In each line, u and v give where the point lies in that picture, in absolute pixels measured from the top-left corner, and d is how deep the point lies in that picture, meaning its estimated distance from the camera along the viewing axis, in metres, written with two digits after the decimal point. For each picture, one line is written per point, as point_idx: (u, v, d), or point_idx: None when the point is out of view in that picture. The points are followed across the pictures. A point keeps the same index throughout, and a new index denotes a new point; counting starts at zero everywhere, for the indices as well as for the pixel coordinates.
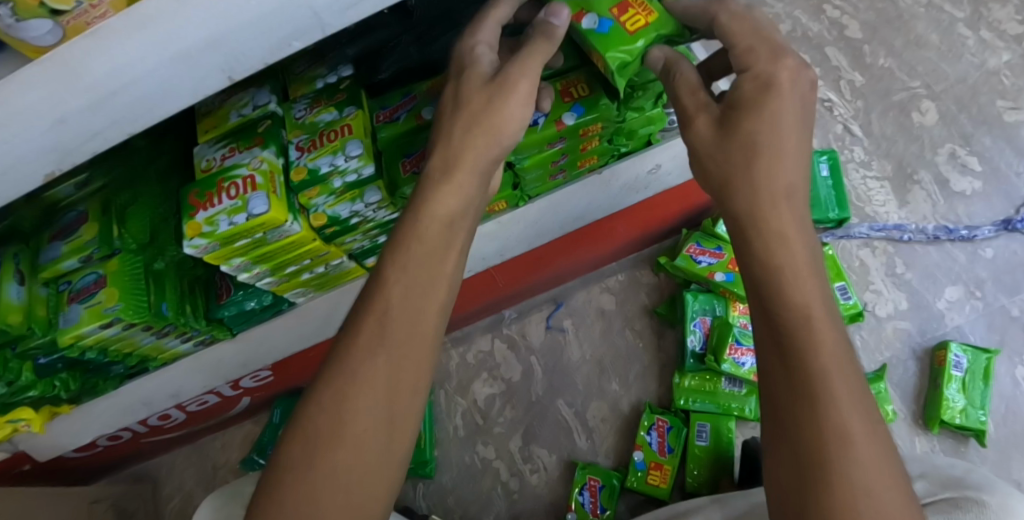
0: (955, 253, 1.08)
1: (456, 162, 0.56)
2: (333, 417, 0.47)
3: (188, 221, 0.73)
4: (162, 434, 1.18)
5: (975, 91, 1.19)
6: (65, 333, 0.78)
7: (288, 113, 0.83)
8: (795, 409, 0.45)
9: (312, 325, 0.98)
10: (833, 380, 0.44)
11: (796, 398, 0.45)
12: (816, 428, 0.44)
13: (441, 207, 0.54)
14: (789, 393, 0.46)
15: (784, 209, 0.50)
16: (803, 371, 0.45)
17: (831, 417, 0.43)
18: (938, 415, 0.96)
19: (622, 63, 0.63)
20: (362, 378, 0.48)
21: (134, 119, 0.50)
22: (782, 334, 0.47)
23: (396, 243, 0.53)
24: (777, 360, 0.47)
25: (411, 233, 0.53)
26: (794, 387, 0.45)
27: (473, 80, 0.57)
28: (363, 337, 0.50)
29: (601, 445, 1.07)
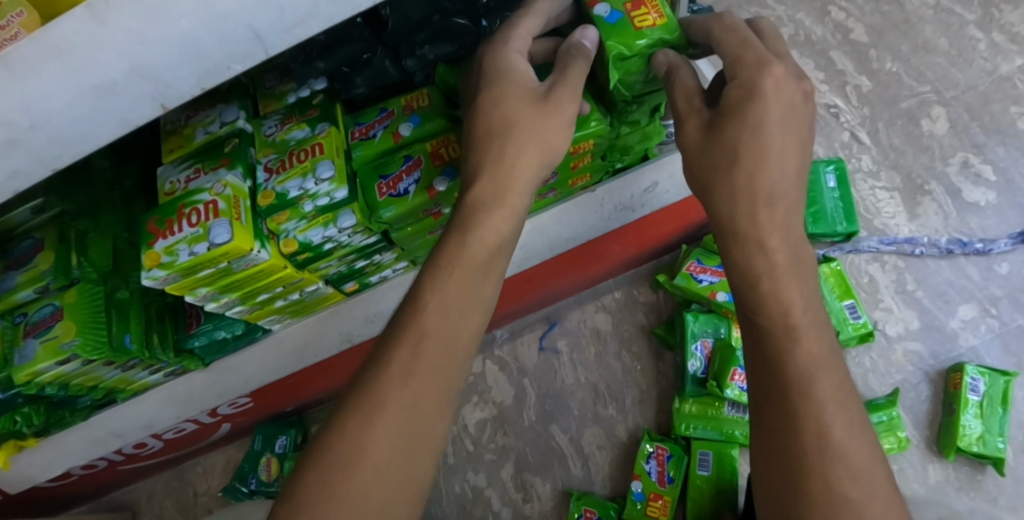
0: (969, 269, 1.03)
1: (506, 186, 0.56)
2: (356, 442, 0.45)
3: (148, 250, 0.68)
4: (139, 462, 1.13)
5: (988, 98, 1.13)
6: (20, 370, 0.73)
7: (258, 129, 0.79)
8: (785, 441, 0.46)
9: (289, 354, 0.93)
10: (823, 429, 0.45)
11: (786, 444, 0.46)
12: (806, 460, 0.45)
13: (490, 233, 0.54)
14: (776, 440, 0.46)
15: (774, 250, 0.50)
16: (794, 403, 0.46)
17: (819, 449, 0.45)
18: (954, 443, 0.90)
19: (619, 55, 0.60)
20: (388, 404, 0.47)
21: (59, 154, 0.45)
22: (777, 379, 0.47)
23: (439, 267, 0.53)
24: (771, 406, 0.47)
25: (455, 257, 0.53)
26: (783, 433, 0.46)
27: (523, 99, 0.57)
28: (395, 364, 0.48)
29: (596, 474, 1.01)
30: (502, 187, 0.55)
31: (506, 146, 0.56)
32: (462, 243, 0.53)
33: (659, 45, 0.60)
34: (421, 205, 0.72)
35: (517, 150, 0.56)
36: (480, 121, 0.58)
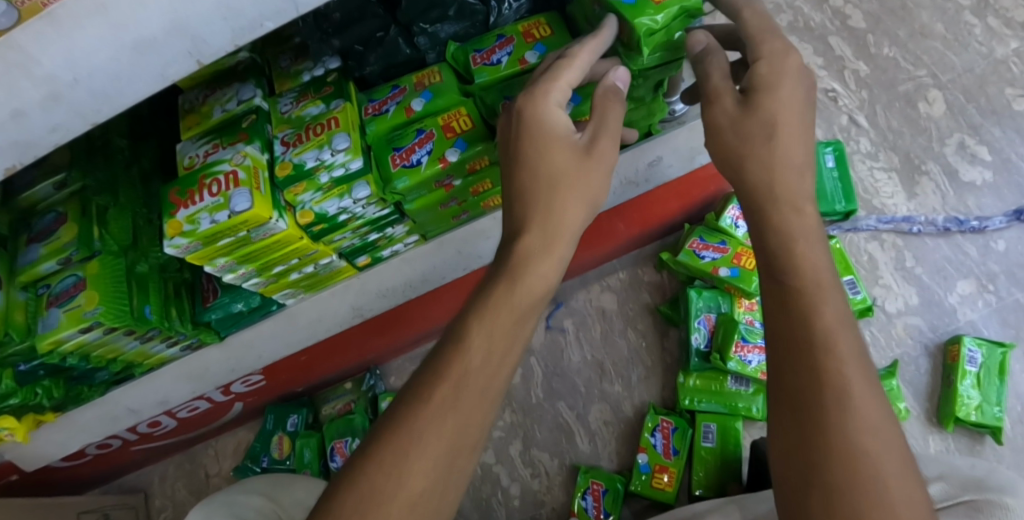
0: (966, 246, 1.05)
1: (556, 233, 0.52)
2: (390, 477, 0.43)
3: (169, 219, 0.70)
4: (152, 443, 1.15)
5: (984, 81, 1.16)
6: (44, 338, 0.75)
7: (274, 107, 0.80)
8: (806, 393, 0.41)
9: (301, 330, 0.95)
10: (839, 391, 0.41)
11: (806, 399, 0.41)
12: (826, 414, 0.40)
13: (540, 279, 0.50)
14: (793, 398, 0.42)
15: (807, 217, 0.48)
16: (815, 353, 0.42)
17: (843, 403, 0.40)
18: (952, 412, 0.93)
19: (648, 31, 0.66)
20: (424, 440, 0.44)
21: (98, 109, 0.47)
22: (797, 334, 0.43)
23: (484, 307, 0.49)
24: (791, 362, 0.43)
25: (501, 300, 0.49)
26: (802, 389, 0.42)
27: (571, 148, 0.54)
28: (433, 398, 0.45)
29: (603, 449, 1.03)
30: (550, 240, 0.51)
31: (551, 197, 0.52)
32: (511, 286, 0.49)
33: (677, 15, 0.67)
34: (434, 175, 0.75)
35: (565, 201, 0.52)
36: (523, 172, 0.54)
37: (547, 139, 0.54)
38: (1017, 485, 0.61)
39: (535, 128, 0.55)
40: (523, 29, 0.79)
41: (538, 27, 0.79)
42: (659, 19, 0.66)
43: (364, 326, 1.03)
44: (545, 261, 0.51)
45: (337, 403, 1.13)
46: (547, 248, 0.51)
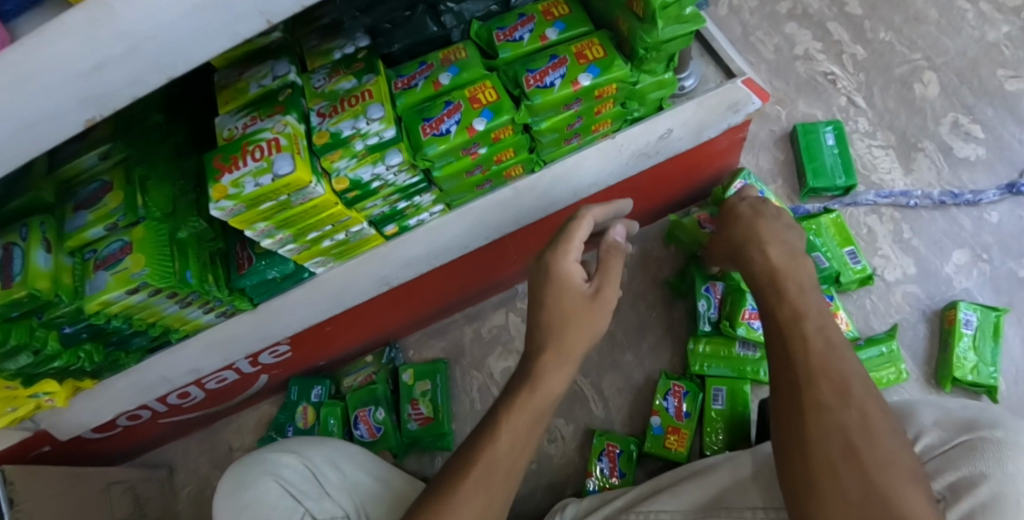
0: (960, 219, 1.10)
1: (563, 348, 0.65)
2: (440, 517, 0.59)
3: (215, 184, 0.75)
4: (181, 415, 1.20)
5: (975, 63, 1.21)
6: (91, 299, 0.79)
7: (307, 83, 0.85)
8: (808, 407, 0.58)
9: (327, 300, 0.99)
10: (833, 389, 0.59)
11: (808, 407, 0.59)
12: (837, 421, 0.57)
13: (555, 383, 0.65)
14: (808, 414, 0.58)
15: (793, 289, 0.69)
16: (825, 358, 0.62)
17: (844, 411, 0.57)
18: (950, 373, 0.97)
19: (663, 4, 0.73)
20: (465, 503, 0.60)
21: (171, 62, 0.52)
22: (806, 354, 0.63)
23: (519, 401, 0.63)
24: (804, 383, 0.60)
25: (529, 397, 0.64)
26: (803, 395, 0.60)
27: (577, 299, 0.65)
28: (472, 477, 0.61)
29: (617, 414, 1.08)
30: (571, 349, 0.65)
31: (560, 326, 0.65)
32: (536, 389, 0.64)
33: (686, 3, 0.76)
34: (462, 143, 0.80)
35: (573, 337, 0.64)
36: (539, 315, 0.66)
37: (563, 289, 0.66)
38: (1010, 420, 0.66)
39: (557, 278, 0.67)
40: (541, 9, 0.85)
41: (590, 47, 0.81)
42: None
43: (386, 298, 1.07)
44: (559, 372, 0.65)
45: (358, 376, 1.17)
46: (563, 363, 0.65)
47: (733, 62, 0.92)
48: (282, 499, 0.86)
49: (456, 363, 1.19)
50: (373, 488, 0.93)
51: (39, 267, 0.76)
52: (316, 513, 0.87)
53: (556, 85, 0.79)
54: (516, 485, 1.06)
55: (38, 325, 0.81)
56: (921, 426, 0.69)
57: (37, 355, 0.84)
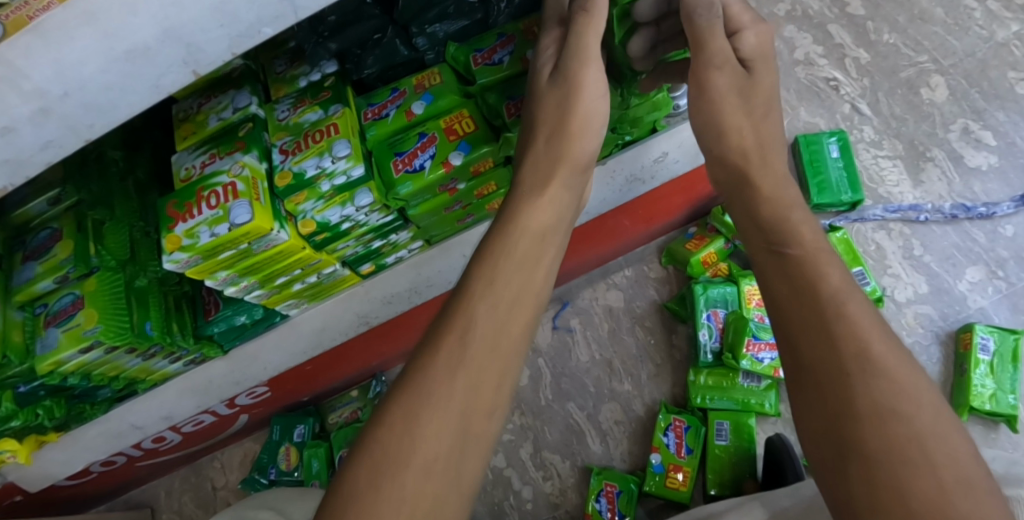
0: (974, 232, 1.04)
1: (546, 179, 0.52)
2: (361, 501, 0.36)
3: (168, 233, 0.69)
4: (158, 458, 1.13)
5: (985, 65, 1.15)
6: (44, 360, 0.73)
7: (270, 114, 0.79)
8: (826, 359, 0.40)
9: (306, 340, 0.93)
10: (862, 360, 0.39)
11: (825, 375, 0.39)
12: (841, 376, 0.39)
13: (533, 220, 0.49)
14: (821, 378, 0.39)
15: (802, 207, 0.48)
16: (843, 325, 0.40)
17: (851, 355, 0.39)
18: (967, 401, 0.92)
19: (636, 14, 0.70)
20: (396, 454, 0.38)
21: (94, 123, 0.45)
22: (817, 309, 0.41)
23: (450, 316, 0.43)
24: (807, 339, 0.41)
25: (461, 301, 0.44)
26: (820, 358, 0.40)
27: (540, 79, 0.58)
28: (384, 442, 0.38)
29: (615, 449, 1.02)
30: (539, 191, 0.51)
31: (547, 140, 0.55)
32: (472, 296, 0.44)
33: None
34: (438, 179, 0.73)
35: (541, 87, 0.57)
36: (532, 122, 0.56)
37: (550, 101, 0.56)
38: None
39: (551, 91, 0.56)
40: (523, 26, 0.77)
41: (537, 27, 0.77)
42: None
43: (368, 334, 1.01)
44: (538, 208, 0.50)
45: (343, 411, 1.12)
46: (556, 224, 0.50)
47: None
48: None
49: None
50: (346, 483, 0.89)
51: None
52: None
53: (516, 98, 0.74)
54: None
55: None
56: None
57: None
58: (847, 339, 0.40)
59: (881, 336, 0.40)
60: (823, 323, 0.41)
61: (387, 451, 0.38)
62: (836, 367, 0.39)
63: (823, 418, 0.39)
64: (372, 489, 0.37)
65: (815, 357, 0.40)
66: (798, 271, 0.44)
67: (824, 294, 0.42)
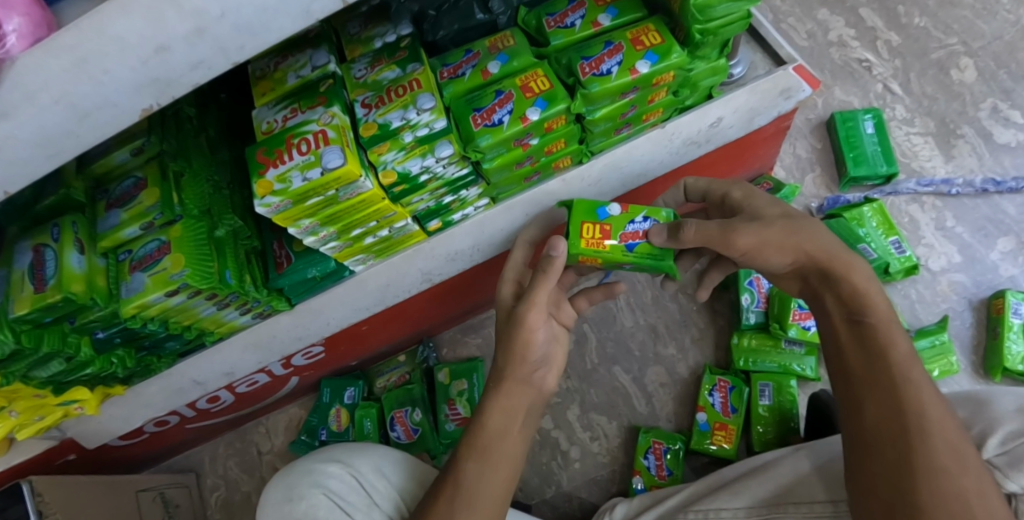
0: (1004, 205, 1.09)
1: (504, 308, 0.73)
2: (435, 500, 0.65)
3: (260, 179, 0.71)
4: (208, 420, 1.15)
5: (1013, 47, 1.20)
6: (129, 303, 0.76)
7: (347, 73, 0.81)
8: (886, 413, 0.57)
9: (369, 297, 0.96)
10: (924, 422, 0.55)
11: (884, 426, 0.57)
12: (897, 426, 0.56)
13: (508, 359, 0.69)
14: (875, 423, 0.57)
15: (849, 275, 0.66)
16: (887, 374, 0.59)
17: (909, 408, 0.56)
18: (1001, 363, 0.96)
19: (701, 30, 0.76)
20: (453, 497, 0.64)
21: (240, 45, 0.50)
22: (880, 369, 0.60)
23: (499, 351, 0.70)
24: (856, 375, 0.61)
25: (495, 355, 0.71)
26: (885, 415, 0.57)
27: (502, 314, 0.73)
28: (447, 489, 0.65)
29: (660, 410, 1.06)
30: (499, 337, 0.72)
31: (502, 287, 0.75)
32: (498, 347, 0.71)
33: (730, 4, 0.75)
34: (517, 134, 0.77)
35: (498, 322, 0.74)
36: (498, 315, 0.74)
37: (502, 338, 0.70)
38: None
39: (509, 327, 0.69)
40: None
41: (647, 33, 0.78)
42: (713, 17, 0.75)
43: (425, 295, 1.03)
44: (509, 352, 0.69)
45: (391, 376, 1.15)
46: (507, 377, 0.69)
47: (781, 48, 0.92)
48: (330, 512, 0.75)
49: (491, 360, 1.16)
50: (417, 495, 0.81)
51: (73, 269, 0.73)
52: None
53: (590, 60, 0.77)
54: (559, 485, 1.04)
55: (71, 331, 0.78)
56: (1000, 416, 0.65)
57: (70, 362, 0.80)
58: (909, 403, 0.57)
59: (944, 416, 0.55)
60: (884, 385, 0.59)
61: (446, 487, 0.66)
62: (903, 431, 0.55)
63: (881, 465, 0.55)
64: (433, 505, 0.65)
65: (893, 406, 0.57)
66: (874, 339, 0.61)
67: (894, 361, 0.60)
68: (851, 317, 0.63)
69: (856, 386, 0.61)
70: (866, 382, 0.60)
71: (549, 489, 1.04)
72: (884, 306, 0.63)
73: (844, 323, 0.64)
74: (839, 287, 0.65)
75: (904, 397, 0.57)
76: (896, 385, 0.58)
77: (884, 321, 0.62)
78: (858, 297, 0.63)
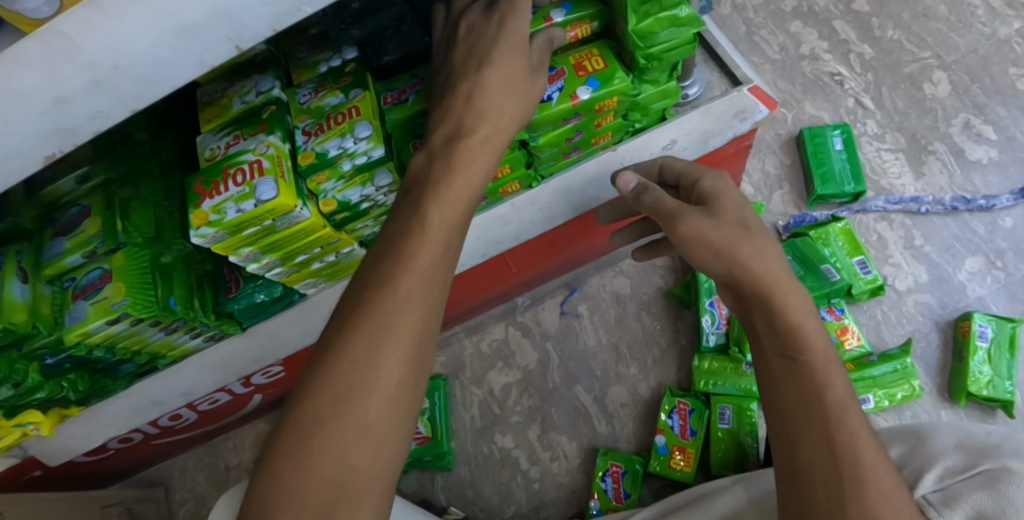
0: (974, 224, 1.07)
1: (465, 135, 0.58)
2: (335, 403, 0.46)
3: (195, 210, 0.71)
4: (174, 436, 1.15)
5: (987, 61, 1.17)
6: (72, 331, 0.76)
7: (292, 98, 0.81)
8: (822, 458, 0.52)
9: (324, 318, 0.96)
10: (862, 474, 0.51)
11: (821, 474, 0.52)
12: (835, 475, 0.51)
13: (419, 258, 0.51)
14: (811, 469, 0.53)
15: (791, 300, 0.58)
16: (823, 415, 0.54)
17: (847, 455, 0.52)
18: (964, 387, 0.94)
19: (645, 57, 0.75)
20: (373, 391, 0.46)
21: (140, 94, 0.49)
22: (816, 408, 0.54)
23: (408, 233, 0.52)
24: (792, 411, 0.55)
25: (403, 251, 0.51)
26: (822, 460, 0.52)
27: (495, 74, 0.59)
28: (375, 400, 0.46)
29: (621, 431, 1.05)
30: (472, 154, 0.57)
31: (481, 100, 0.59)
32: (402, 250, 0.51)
33: (673, 30, 0.74)
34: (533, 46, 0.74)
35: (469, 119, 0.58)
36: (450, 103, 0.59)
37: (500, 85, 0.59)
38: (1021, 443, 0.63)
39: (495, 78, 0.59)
40: None
41: (590, 58, 0.77)
42: (655, 44, 0.74)
43: None
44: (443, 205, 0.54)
45: None
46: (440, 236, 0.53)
47: (738, 67, 0.90)
48: None
49: (455, 378, 1.13)
50: None
51: (14, 298, 0.73)
52: None
53: None
54: (518, 506, 1.03)
55: (18, 358, 0.78)
56: (939, 453, 0.64)
57: (18, 387, 0.80)
58: (845, 451, 0.52)
59: (879, 464, 0.51)
60: (818, 427, 0.53)
61: (352, 381, 0.46)
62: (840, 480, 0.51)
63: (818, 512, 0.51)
64: (335, 414, 0.45)
65: (828, 451, 0.52)
66: (809, 378, 0.55)
67: (829, 402, 0.54)
68: (786, 352, 0.57)
69: (794, 424, 0.55)
70: (805, 419, 0.54)
71: (508, 510, 1.04)
72: (820, 337, 0.57)
73: (779, 356, 0.57)
74: (783, 320, 0.57)
75: (844, 441, 0.52)
76: (831, 430, 0.53)
77: (820, 355, 0.56)
78: (801, 328, 0.57)
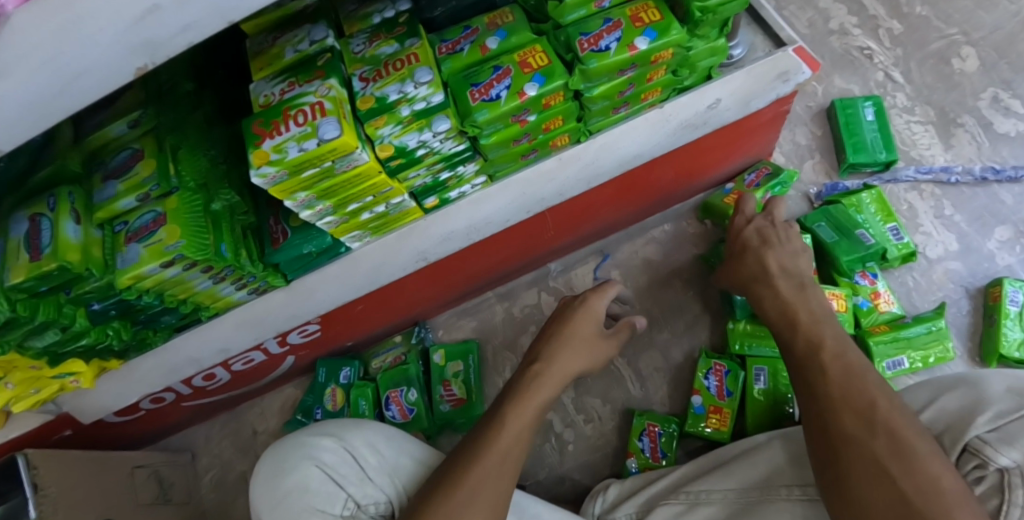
0: (1002, 194, 1.09)
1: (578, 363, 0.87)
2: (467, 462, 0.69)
3: (255, 149, 0.71)
4: (204, 398, 1.15)
5: (1013, 38, 1.19)
6: (125, 273, 0.75)
7: (345, 48, 0.80)
8: (838, 413, 0.63)
9: (366, 275, 0.96)
10: (863, 419, 0.61)
11: (830, 423, 0.63)
12: (846, 424, 0.62)
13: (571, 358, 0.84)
14: (824, 420, 0.64)
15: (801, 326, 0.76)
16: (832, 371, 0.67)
17: (857, 405, 0.62)
18: (996, 350, 0.96)
19: (701, 9, 0.76)
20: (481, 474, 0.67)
21: (232, 7, 0.49)
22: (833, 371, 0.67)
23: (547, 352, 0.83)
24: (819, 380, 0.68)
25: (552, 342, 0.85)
26: (833, 411, 0.64)
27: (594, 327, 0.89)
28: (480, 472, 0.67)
29: (655, 393, 1.06)
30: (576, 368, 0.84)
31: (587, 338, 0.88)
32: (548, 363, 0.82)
33: None
34: None
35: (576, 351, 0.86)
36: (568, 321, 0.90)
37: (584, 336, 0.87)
38: None
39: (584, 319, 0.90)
40: None
41: (646, 10, 0.78)
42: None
43: (422, 275, 1.03)
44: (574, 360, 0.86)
45: (387, 356, 1.14)
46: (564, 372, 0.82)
47: (782, 30, 0.91)
48: (323, 485, 0.75)
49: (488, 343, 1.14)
50: (413, 472, 0.81)
51: (69, 237, 0.72)
52: (360, 497, 0.76)
53: (589, 37, 0.77)
54: (552, 467, 1.04)
55: (66, 302, 0.77)
56: (994, 392, 0.65)
57: (65, 332, 0.80)
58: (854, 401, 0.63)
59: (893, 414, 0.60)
60: (836, 388, 0.65)
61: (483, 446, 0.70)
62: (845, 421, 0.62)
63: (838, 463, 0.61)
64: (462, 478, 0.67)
65: (849, 411, 0.62)
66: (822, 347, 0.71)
67: (839, 361, 0.68)
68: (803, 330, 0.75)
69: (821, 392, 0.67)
70: (829, 388, 0.66)
71: (542, 472, 1.04)
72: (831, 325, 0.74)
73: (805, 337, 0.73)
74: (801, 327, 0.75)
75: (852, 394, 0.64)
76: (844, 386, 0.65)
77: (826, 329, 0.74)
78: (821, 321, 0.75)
